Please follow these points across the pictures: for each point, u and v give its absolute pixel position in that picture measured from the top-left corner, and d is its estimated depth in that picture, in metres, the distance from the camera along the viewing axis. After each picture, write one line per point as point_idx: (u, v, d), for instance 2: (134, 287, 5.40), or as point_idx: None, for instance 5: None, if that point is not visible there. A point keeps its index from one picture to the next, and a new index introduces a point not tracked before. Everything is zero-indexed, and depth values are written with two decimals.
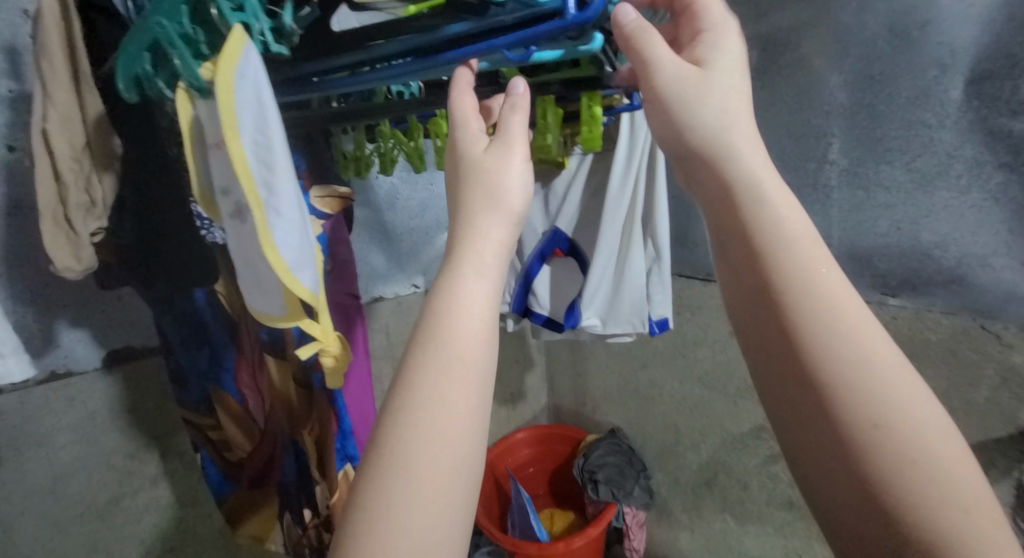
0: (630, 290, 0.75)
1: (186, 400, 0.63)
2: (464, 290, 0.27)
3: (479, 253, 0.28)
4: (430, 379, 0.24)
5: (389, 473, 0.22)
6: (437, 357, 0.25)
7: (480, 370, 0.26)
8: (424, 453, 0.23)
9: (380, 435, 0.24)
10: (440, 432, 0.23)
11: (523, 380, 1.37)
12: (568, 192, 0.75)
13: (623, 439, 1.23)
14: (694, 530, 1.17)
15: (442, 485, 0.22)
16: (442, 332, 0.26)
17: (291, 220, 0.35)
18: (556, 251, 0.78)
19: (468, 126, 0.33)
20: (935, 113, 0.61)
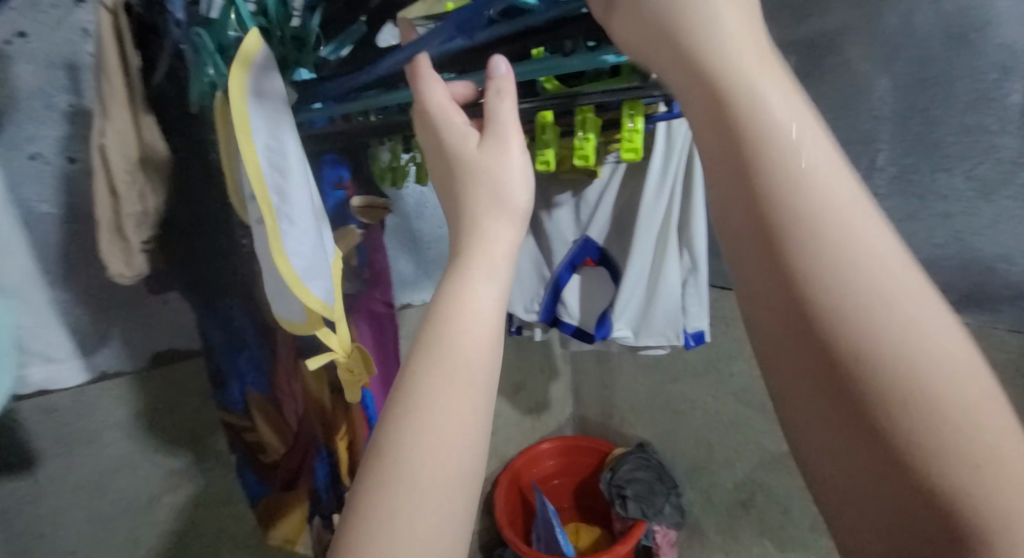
0: (663, 301, 0.73)
1: (224, 402, 0.64)
2: (469, 290, 0.26)
3: (486, 254, 0.28)
4: (433, 383, 0.24)
5: (389, 478, 0.21)
6: (442, 360, 0.24)
7: (485, 378, 0.25)
8: (425, 459, 0.22)
9: (380, 444, 0.23)
10: (440, 440, 0.22)
11: (548, 390, 1.34)
12: (599, 200, 0.73)
13: (652, 454, 1.19)
14: (728, 552, 1.12)
15: (443, 498, 0.21)
16: (447, 335, 0.25)
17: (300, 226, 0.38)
18: (586, 260, 0.76)
19: (452, 123, 0.33)
20: (998, 118, 0.58)
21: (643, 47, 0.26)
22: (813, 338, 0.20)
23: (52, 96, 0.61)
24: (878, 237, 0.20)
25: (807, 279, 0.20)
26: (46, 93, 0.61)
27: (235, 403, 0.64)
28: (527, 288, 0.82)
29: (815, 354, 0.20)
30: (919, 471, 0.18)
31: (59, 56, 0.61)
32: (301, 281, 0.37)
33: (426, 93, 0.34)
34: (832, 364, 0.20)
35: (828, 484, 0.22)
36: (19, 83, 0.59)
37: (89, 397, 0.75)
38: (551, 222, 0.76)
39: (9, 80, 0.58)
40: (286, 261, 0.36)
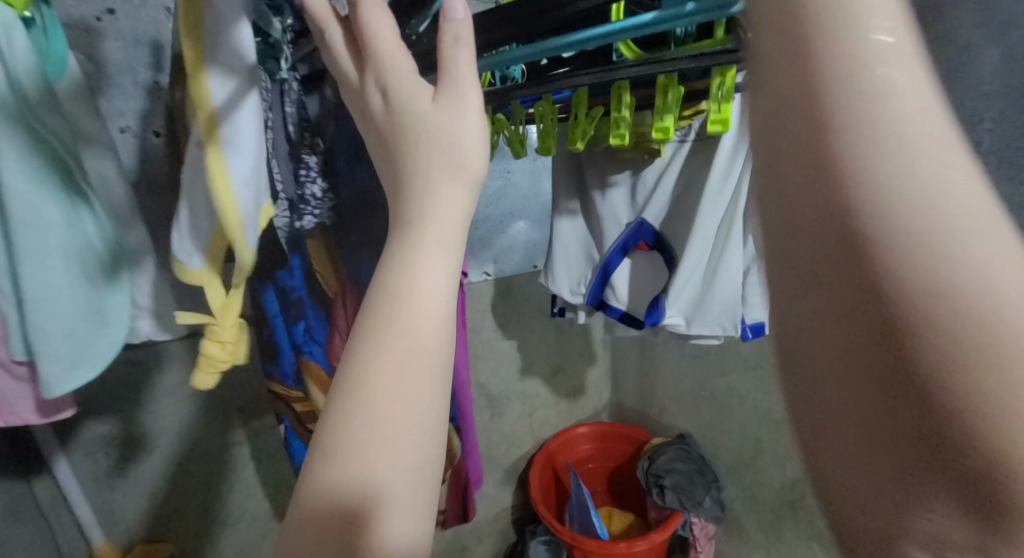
0: (722, 288, 0.69)
1: (277, 372, 0.64)
2: (415, 266, 0.25)
3: (429, 228, 0.25)
4: (376, 370, 0.23)
5: (332, 471, 0.22)
6: (391, 344, 0.24)
7: (435, 357, 0.25)
8: (367, 449, 0.23)
9: (328, 436, 0.23)
10: (393, 427, 0.23)
11: (586, 375, 1.32)
12: (659, 181, 0.69)
13: (693, 447, 1.15)
14: (770, 553, 1.07)
15: (399, 477, 0.23)
16: (399, 318, 0.24)
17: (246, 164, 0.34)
18: (640, 244, 0.73)
19: (400, 69, 0.27)
20: None
21: None
22: (868, 321, 0.17)
23: (139, 74, 0.64)
24: (962, 176, 0.16)
25: (877, 241, 0.16)
26: (132, 68, 0.63)
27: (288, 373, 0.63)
28: (574, 269, 0.80)
29: (869, 339, 0.17)
30: (945, 432, 0.16)
31: (145, 34, 0.63)
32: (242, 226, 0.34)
33: (371, 32, 0.28)
34: (869, 321, 0.17)
35: (835, 475, 0.20)
36: (109, 58, 0.62)
37: (170, 352, 0.81)
38: (603, 202, 0.74)
39: (101, 57, 0.61)
40: (232, 201, 0.33)
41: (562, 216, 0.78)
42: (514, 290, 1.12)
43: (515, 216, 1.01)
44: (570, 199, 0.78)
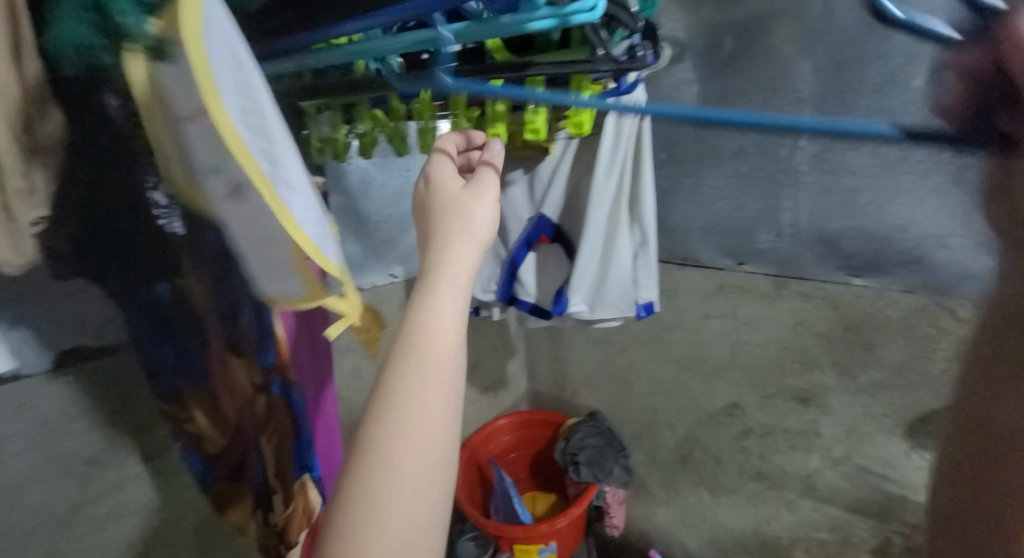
0: (616, 277, 0.76)
1: (160, 391, 0.56)
2: (439, 323, 0.29)
3: (449, 289, 0.30)
4: (401, 408, 0.27)
5: (361, 501, 0.26)
6: (414, 386, 0.27)
7: (449, 397, 0.28)
8: (390, 483, 0.26)
9: (357, 471, 0.26)
10: (413, 459, 0.26)
11: (503, 367, 1.37)
12: (554, 176, 0.74)
13: (602, 422, 1.24)
14: (670, 505, 1.20)
15: (417, 505, 0.26)
16: (418, 363, 0.28)
17: (297, 183, 0.27)
18: (542, 237, 0.78)
19: (443, 168, 0.36)
20: (899, 100, 0.67)
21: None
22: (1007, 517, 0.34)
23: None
24: None
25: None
26: None
27: (172, 391, 0.55)
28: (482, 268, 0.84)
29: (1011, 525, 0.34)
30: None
31: None
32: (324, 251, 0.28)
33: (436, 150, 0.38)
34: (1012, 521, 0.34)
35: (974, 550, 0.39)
36: None
37: None
38: (504, 200, 0.79)
39: None
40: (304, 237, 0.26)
41: None
42: None
43: None
44: None
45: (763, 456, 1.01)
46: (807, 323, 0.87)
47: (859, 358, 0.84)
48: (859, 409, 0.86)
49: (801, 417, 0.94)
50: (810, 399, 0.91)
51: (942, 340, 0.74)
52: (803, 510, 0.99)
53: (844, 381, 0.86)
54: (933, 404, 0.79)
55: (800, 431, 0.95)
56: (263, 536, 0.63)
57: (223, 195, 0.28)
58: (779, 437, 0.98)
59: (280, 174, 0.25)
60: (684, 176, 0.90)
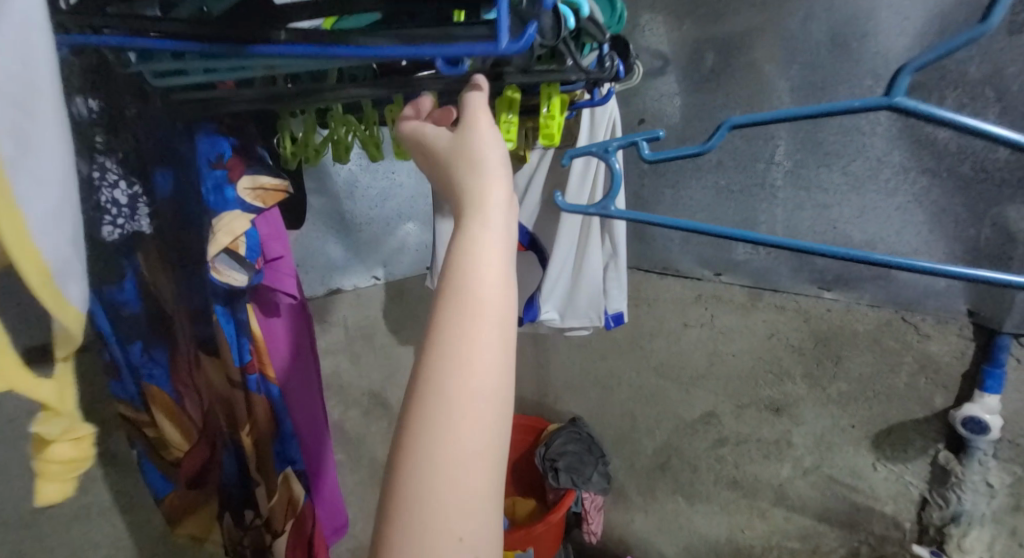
0: (587, 285, 0.77)
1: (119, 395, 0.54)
2: (488, 261, 0.28)
3: (496, 224, 0.29)
4: (455, 321, 0.26)
5: (428, 414, 0.24)
6: (464, 297, 0.26)
7: (501, 305, 0.27)
8: (458, 389, 0.25)
9: (418, 393, 0.25)
10: (476, 368, 0.25)
11: None
12: (530, 184, 0.74)
13: (583, 427, 1.24)
14: (647, 511, 1.21)
15: (493, 405, 0.25)
16: (465, 278, 0.27)
17: (49, 179, 0.20)
18: (516, 245, 0.78)
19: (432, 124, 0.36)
20: (869, 120, 0.68)
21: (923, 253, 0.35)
22: None
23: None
24: None
25: None
26: None
27: (130, 395, 0.54)
28: None
29: None
30: None
31: None
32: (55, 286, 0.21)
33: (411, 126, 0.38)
34: None
35: None
36: None
37: None
38: None
39: None
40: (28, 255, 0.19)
41: (443, 219, 0.79)
42: (406, 293, 1.12)
43: (403, 218, 1.04)
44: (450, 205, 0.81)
45: (737, 465, 1.02)
46: (780, 334, 0.89)
47: (829, 370, 0.85)
48: (829, 420, 0.88)
49: (774, 427, 0.95)
50: (783, 409, 0.93)
51: (908, 354, 0.76)
52: (775, 518, 1.00)
53: (815, 392, 0.88)
54: (898, 417, 0.81)
55: (773, 440, 0.96)
56: (234, 537, 0.62)
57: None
58: (752, 446, 0.99)
59: (19, 156, 0.19)
60: (666, 186, 0.91)
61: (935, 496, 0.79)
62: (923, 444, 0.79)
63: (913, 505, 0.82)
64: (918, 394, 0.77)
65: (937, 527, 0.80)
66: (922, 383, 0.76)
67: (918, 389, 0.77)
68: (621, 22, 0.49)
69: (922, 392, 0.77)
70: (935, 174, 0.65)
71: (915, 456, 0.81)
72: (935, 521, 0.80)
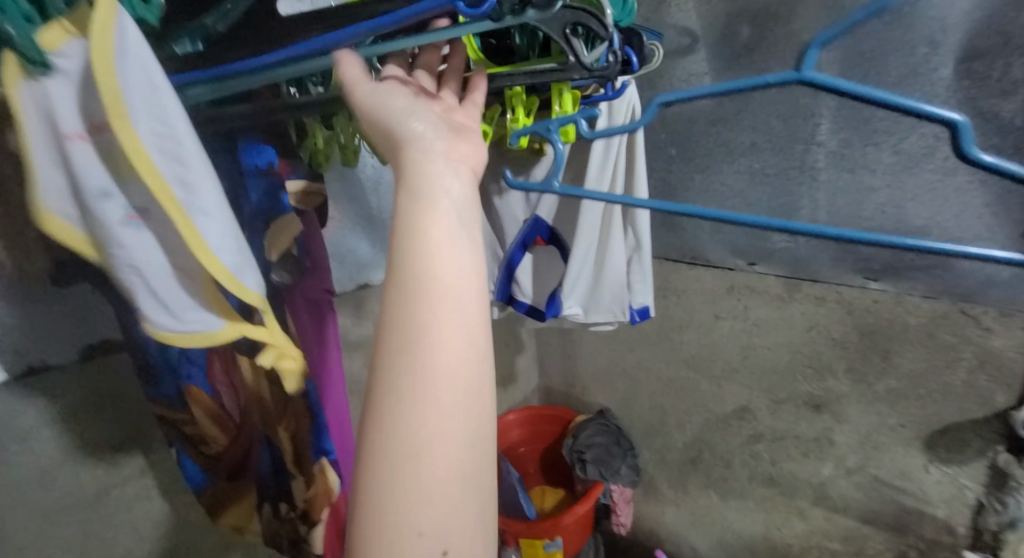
0: (611, 279, 0.74)
1: (157, 396, 0.54)
2: (430, 252, 0.27)
3: (441, 212, 0.29)
4: (401, 312, 0.26)
5: (386, 405, 0.25)
6: (408, 287, 0.26)
7: (448, 288, 0.27)
8: (410, 377, 0.25)
9: (374, 390, 0.26)
10: (426, 356, 0.25)
11: (514, 363, 1.35)
12: (548, 179, 0.72)
13: (611, 420, 1.22)
14: (679, 505, 1.18)
15: (452, 387, 0.25)
16: (407, 268, 0.27)
17: (215, 211, 0.28)
18: (537, 239, 0.76)
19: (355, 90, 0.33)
20: (924, 92, 0.63)
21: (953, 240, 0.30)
22: None
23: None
24: None
25: None
26: None
27: (170, 397, 0.53)
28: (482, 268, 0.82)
29: None
30: None
31: None
32: (239, 281, 0.30)
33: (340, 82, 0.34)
34: None
35: None
36: None
37: None
38: (501, 201, 0.76)
39: None
40: (213, 260, 0.28)
41: None
42: None
43: None
44: None
45: (774, 462, 0.99)
46: (821, 327, 0.84)
47: (876, 365, 0.80)
48: (875, 418, 0.84)
49: (814, 424, 0.91)
50: (825, 405, 0.88)
51: (966, 349, 0.71)
52: (815, 518, 0.97)
53: (860, 388, 0.83)
54: (952, 417, 0.76)
55: (812, 437, 0.92)
56: (271, 528, 0.63)
57: (115, 222, 0.30)
58: (790, 443, 0.96)
59: (187, 195, 0.27)
60: (695, 171, 0.87)
61: (992, 500, 0.76)
62: (981, 446, 0.74)
63: (968, 509, 0.79)
64: (975, 389, 0.72)
65: (992, 532, 0.77)
66: (981, 380, 0.71)
67: (977, 387, 0.72)
68: (630, 16, 0.45)
69: (981, 390, 0.72)
70: (1001, 152, 0.59)
71: (973, 458, 0.76)
72: (989, 525, 0.77)
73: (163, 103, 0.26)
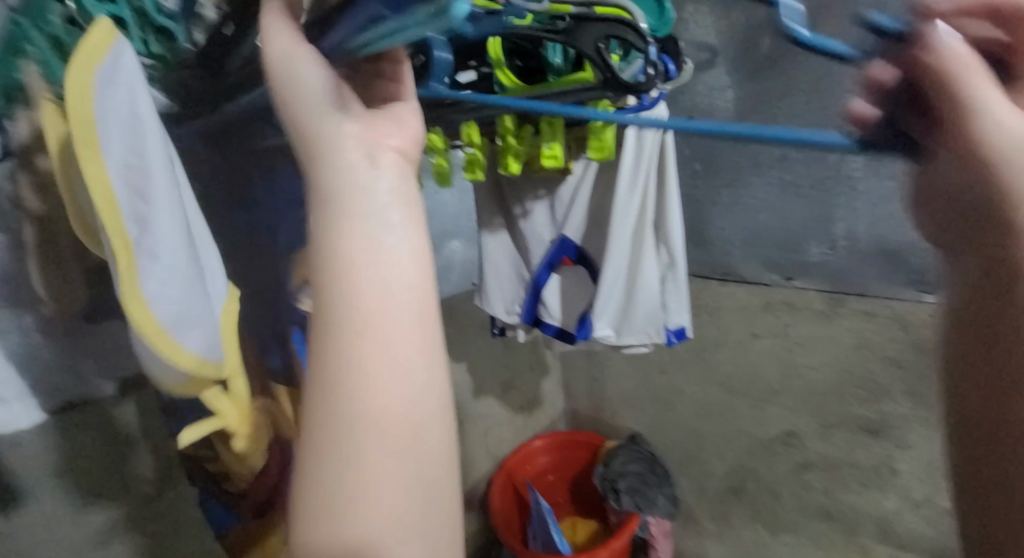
0: (643, 300, 0.71)
1: None
2: (349, 287, 0.18)
3: (372, 227, 0.19)
4: (332, 378, 0.17)
5: (324, 523, 0.16)
6: (338, 337, 0.18)
7: (396, 331, 0.19)
8: (357, 472, 0.17)
9: (300, 500, 0.17)
10: (378, 435, 0.17)
11: (539, 386, 1.30)
12: (574, 198, 0.70)
13: (644, 446, 1.15)
14: (723, 539, 1.11)
15: (418, 466, 0.18)
16: (336, 310, 0.18)
17: (174, 261, 0.24)
18: (564, 259, 0.74)
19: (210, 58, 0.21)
20: None
21: (974, 189, 0.20)
22: None
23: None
24: None
25: None
26: None
27: None
28: (506, 288, 0.80)
29: None
30: None
31: None
32: (182, 344, 0.24)
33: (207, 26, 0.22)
34: None
35: None
36: None
37: None
38: (526, 223, 0.75)
39: None
40: (156, 318, 0.23)
41: (486, 233, 0.77)
42: (454, 312, 1.10)
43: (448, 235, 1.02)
44: (493, 216, 0.77)
45: (827, 491, 0.93)
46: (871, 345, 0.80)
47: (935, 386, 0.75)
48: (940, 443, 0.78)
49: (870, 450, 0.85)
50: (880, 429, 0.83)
51: None
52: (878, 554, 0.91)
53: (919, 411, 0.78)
54: None
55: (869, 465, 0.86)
56: None
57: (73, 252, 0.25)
58: (847, 473, 0.90)
59: (146, 239, 0.23)
60: (722, 186, 0.85)
61: None
62: None
63: None
64: None
65: None
66: None
67: None
68: (667, 25, 0.45)
69: None
70: None
71: None
72: None
73: (139, 136, 0.24)
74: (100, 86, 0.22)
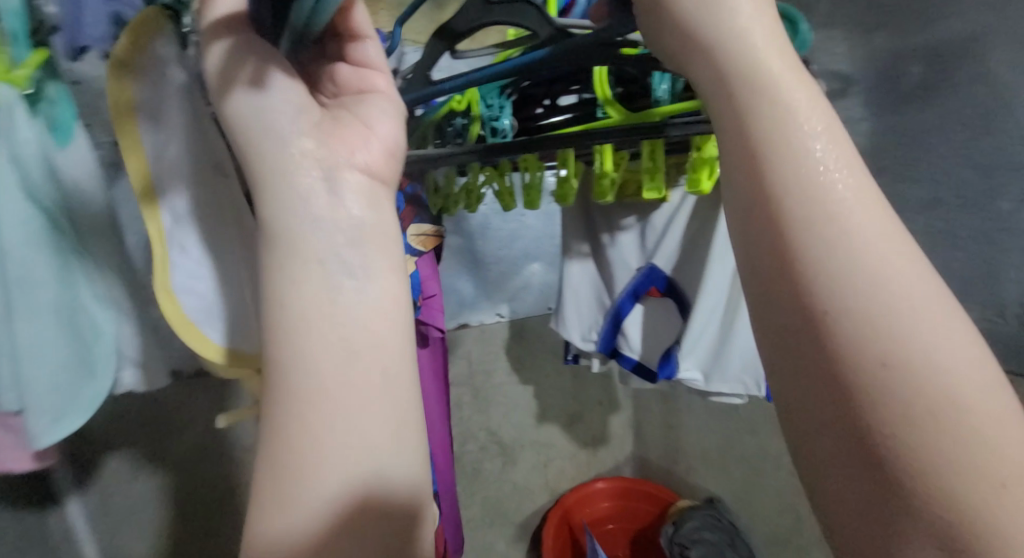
0: (739, 347, 0.63)
1: None
2: (293, 298, 0.26)
3: (316, 248, 0.26)
4: (283, 359, 0.25)
5: (280, 460, 0.24)
6: (283, 334, 0.25)
7: (321, 324, 0.25)
8: (299, 423, 0.24)
9: (264, 445, 0.25)
10: (310, 398, 0.24)
11: (608, 424, 1.19)
12: (669, 226, 0.63)
13: (723, 513, 1.02)
14: None
15: (347, 416, 0.25)
16: (281, 314, 0.25)
17: (184, 242, 0.34)
18: (651, 290, 0.67)
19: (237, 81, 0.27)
20: None
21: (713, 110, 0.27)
22: None
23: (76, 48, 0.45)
24: None
25: None
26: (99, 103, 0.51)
27: None
28: (584, 315, 0.74)
29: None
30: None
31: None
32: (199, 329, 0.34)
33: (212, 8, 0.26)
34: None
35: None
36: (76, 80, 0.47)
37: None
38: (613, 248, 0.68)
39: None
40: (175, 302, 0.33)
41: (572, 259, 0.73)
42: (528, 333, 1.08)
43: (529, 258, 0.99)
44: (579, 239, 0.72)
45: None
46: None
47: None
48: None
49: None
50: None
51: None
52: None
53: None
54: None
55: None
56: None
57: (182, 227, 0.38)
58: None
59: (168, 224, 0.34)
60: None
61: None
62: None
63: None
64: None
65: None
66: None
67: None
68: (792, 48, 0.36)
69: None
70: None
71: None
72: None
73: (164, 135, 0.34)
74: (136, 84, 0.33)
